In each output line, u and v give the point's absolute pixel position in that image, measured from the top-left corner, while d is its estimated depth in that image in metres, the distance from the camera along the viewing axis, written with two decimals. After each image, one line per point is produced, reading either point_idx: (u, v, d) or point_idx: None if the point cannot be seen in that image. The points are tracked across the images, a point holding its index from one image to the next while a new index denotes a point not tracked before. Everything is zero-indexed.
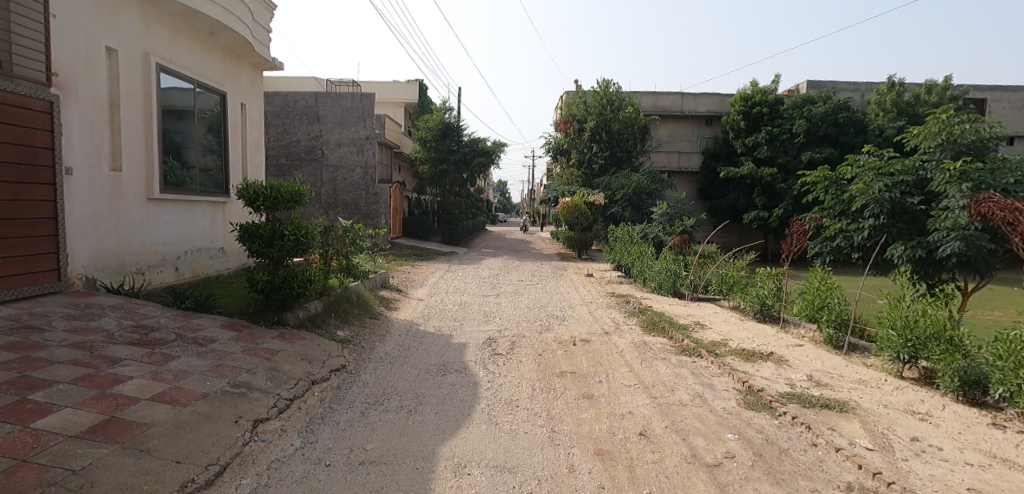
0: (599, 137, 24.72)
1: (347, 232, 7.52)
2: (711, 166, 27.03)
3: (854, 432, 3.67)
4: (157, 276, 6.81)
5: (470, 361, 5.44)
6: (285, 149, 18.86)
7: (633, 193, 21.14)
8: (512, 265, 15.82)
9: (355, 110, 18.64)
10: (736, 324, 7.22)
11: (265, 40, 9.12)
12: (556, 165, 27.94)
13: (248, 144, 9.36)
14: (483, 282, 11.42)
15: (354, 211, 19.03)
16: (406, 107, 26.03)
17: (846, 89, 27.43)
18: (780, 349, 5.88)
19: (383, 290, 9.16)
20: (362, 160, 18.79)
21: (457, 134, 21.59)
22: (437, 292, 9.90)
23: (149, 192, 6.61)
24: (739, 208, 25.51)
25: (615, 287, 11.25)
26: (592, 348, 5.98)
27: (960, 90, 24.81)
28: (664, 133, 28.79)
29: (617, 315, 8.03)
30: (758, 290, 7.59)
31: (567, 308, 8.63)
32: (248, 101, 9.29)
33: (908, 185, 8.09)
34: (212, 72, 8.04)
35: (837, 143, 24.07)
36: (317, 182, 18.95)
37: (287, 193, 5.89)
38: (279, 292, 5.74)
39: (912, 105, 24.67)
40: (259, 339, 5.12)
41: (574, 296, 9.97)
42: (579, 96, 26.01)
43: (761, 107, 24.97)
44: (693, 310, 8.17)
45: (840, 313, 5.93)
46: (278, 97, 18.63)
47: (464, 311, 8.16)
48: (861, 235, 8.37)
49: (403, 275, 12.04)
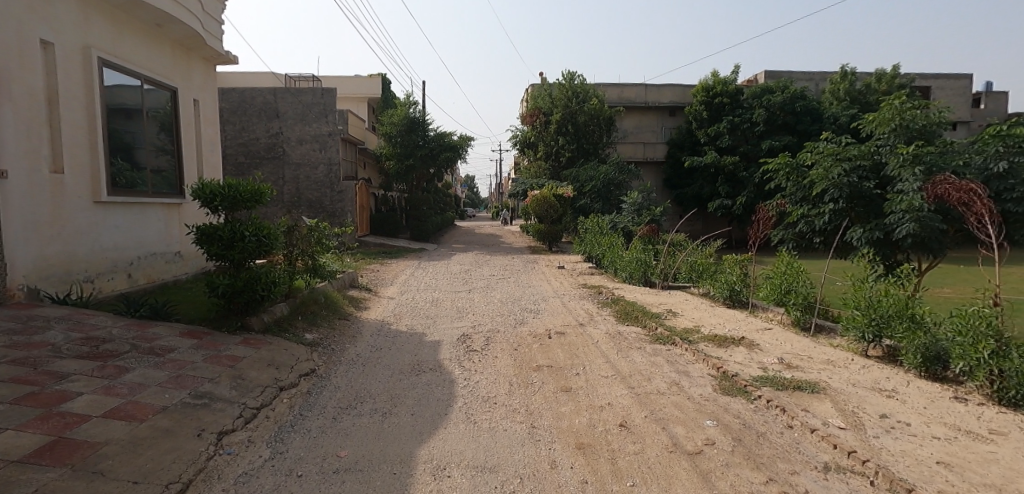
0: (566, 130, 24.81)
1: (312, 231, 7.26)
2: (676, 156, 27.57)
3: (826, 412, 3.76)
4: (108, 284, 6.39)
5: (445, 359, 5.33)
6: (244, 147, 18.11)
7: (602, 185, 21.37)
8: (483, 259, 15.72)
9: (317, 105, 18.05)
10: (706, 310, 7.34)
11: (217, 32, 8.65)
12: (524, 159, 27.90)
13: (204, 142, 8.90)
14: (455, 278, 11.28)
15: (319, 210, 18.49)
16: (369, 102, 25.43)
17: (802, 78, 28.43)
18: (750, 334, 6.02)
19: (352, 289, 8.92)
20: (326, 157, 18.24)
21: (423, 128, 21.24)
22: (408, 290, 9.71)
23: (95, 194, 6.17)
24: (703, 197, 26.15)
25: (587, 278, 11.31)
26: (567, 340, 5.96)
27: (906, 78, 26.07)
28: (629, 124, 29.15)
29: (591, 306, 8.06)
30: (727, 276, 7.76)
31: (541, 301, 8.61)
32: (202, 97, 8.81)
33: (864, 170, 8.42)
34: (161, 66, 7.57)
35: (795, 131, 24.93)
36: (279, 181, 18.31)
37: (247, 192, 5.60)
38: (241, 295, 5.46)
39: (863, 93, 25.75)
40: (222, 346, 4.86)
41: (546, 288, 9.97)
42: (545, 89, 26.03)
43: (722, 97, 25.62)
44: (664, 298, 8.28)
45: (806, 296, 6.12)
46: (234, 93, 17.83)
47: (436, 307, 8.02)
48: (822, 220, 8.68)
49: (372, 274, 11.76)
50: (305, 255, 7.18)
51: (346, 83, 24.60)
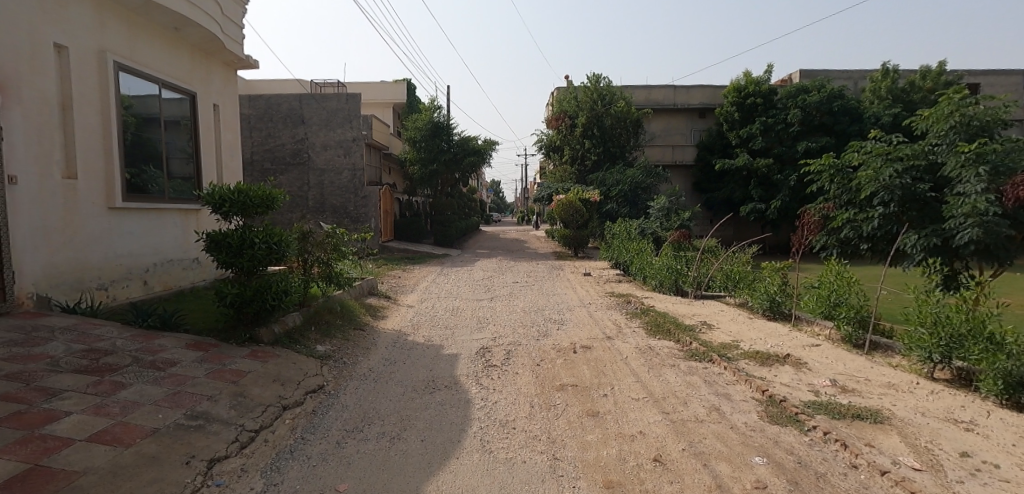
0: (591, 133, 24.34)
1: (329, 236, 7.02)
2: (706, 159, 26.69)
3: (895, 448, 3.23)
4: (122, 291, 6.30)
5: (461, 376, 4.97)
6: (270, 154, 18.29)
7: (628, 189, 20.81)
8: (506, 265, 15.36)
9: (341, 111, 18.13)
10: (746, 324, 6.77)
11: (236, 36, 8.60)
12: (549, 163, 27.50)
13: (224, 147, 8.86)
14: (477, 286, 10.93)
15: (343, 215, 18.49)
16: (394, 108, 25.52)
17: (840, 77, 27.22)
18: (796, 351, 5.47)
19: (371, 297, 8.69)
20: (350, 163, 18.27)
21: (446, 133, 21.11)
22: (429, 298, 9.42)
23: (110, 200, 6.09)
24: (735, 201, 25.21)
25: (614, 286, 10.82)
26: (593, 355, 5.53)
27: (954, 75, 24.63)
28: (657, 127, 28.43)
29: (619, 316, 7.59)
30: (766, 286, 7.17)
31: (565, 311, 8.17)
32: (222, 102, 8.78)
33: (918, 170, 7.73)
34: (180, 71, 7.52)
35: (832, 132, 23.81)
36: (304, 187, 18.43)
37: (257, 198, 5.40)
38: (250, 305, 5.24)
39: (907, 91, 24.43)
40: (228, 360, 4.62)
41: (571, 297, 9.53)
42: (570, 91, 25.65)
43: (754, 98, 24.70)
44: (698, 309, 7.75)
45: (859, 310, 5.54)
46: (261, 100, 18.06)
47: (456, 317, 7.69)
48: (871, 225, 7.99)
49: (393, 281, 11.53)
50: (322, 261, 6.92)
51: (371, 89, 24.75)
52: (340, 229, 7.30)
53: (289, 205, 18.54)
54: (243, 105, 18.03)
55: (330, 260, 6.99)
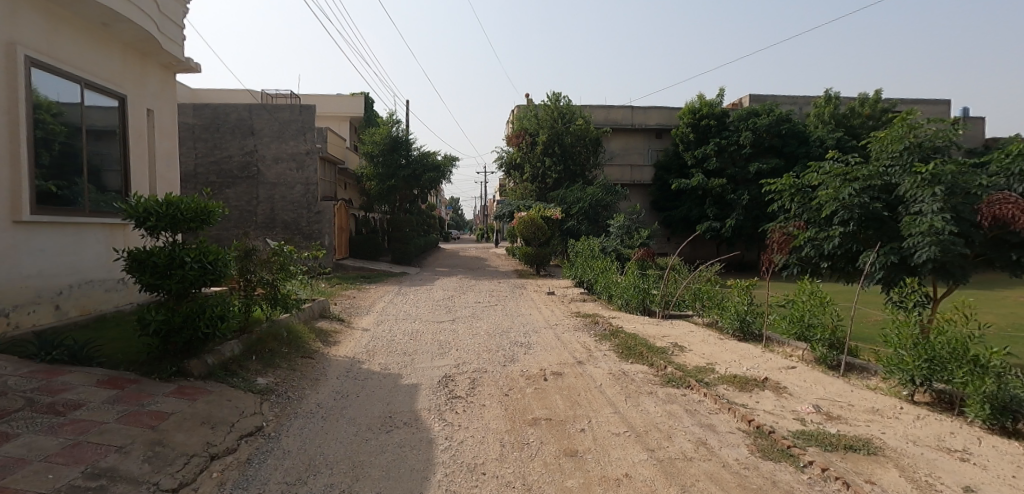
0: (552, 151, 24.45)
1: (276, 255, 6.37)
2: (663, 178, 27.36)
3: (896, 484, 3.01)
4: (29, 318, 5.30)
5: (423, 410, 4.47)
6: (215, 166, 17.15)
7: (589, 207, 20.91)
8: (468, 284, 14.88)
9: (295, 122, 17.29)
10: (717, 345, 6.63)
11: (176, 37, 7.90)
12: (510, 180, 27.38)
13: (158, 157, 8.03)
14: (437, 306, 10.39)
15: (294, 232, 17.50)
16: (351, 121, 24.76)
17: (785, 103, 28.76)
18: (773, 374, 5.40)
19: (322, 321, 8.01)
20: (303, 177, 17.39)
21: (406, 148, 20.59)
22: (385, 320, 8.82)
23: (14, 213, 5.12)
24: (691, 220, 25.90)
25: (579, 305, 10.58)
26: (566, 383, 5.16)
27: (886, 103, 26.52)
28: (616, 146, 28.95)
29: (588, 339, 7.29)
30: (736, 305, 7.17)
31: (532, 333, 7.79)
32: (157, 106, 7.98)
33: (875, 189, 7.95)
34: (108, 70, 6.72)
35: (781, 154, 24.99)
36: (253, 201, 17.35)
37: (190, 212, 4.75)
38: (178, 335, 4.56)
39: (847, 117, 26.10)
40: (147, 399, 3.91)
41: (537, 317, 9.18)
42: (531, 109, 25.78)
43: (708, 120, 25.64)
44: (668, 330, 7.59)
45: (833, 331, 5.61)
46: (207, 109, 16.96)
47: (415, 342, 7.15)
48: (832, 243, 8.21)
49: (347, 302, 10.81)
50: (266, 282, 6.25)
51: (327, 102, 23.94)
52: (289, 247, 6.66)
53: (235, 220, 17.38)
54: (186, 114, 16.88)
55: (276, 281, 6.33)
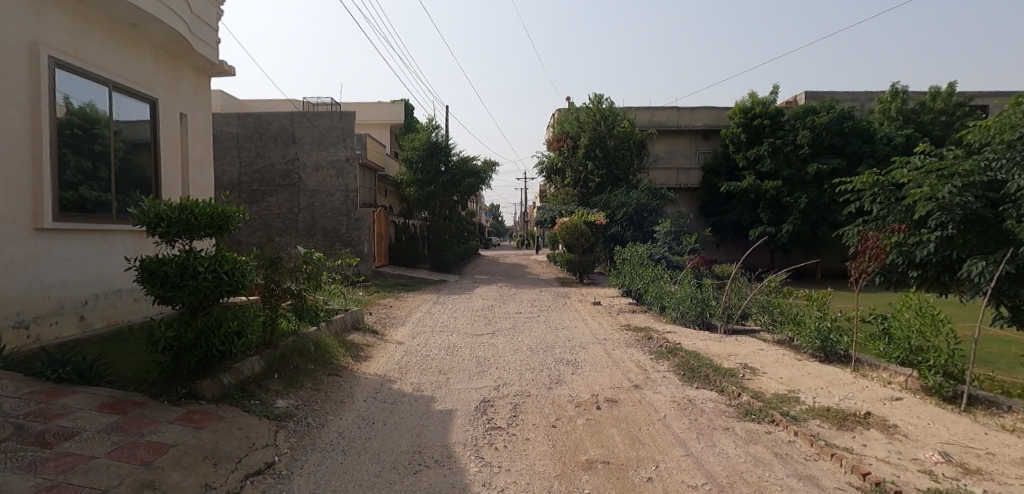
0: (593, 154, 23.63)
1: (305, 263, 5.94)
2: (712, 181, 25.94)
3: None
4: (52, 329, 5.10)
5: (457, 444, 3.85)
6: (259, 174, 17.40)
7: (633, 211, 19.97)
8: (507, 293, 14.27)
9: (334, 130, 17.33)
10: (796, 368, 5.69)
11: (209, 39, 7.78)
12: (550, 186, 26.70)
13: (192, 162, 7.91)
14: (475, 317, 9.80)
15: (334, 239, 17.49)
16: (391, 129, 24.83)
17: (847, 99, 26.73)
18: (876, 407, 4.43)
19: (354, 333, 7.59)
20: (343, 184, 17.38)
21: (444, 154, 20.32)
22: (421, 332, 8.29)
23: (36, 220, 4.91)
24: (744, 224, 24.39)
25: (628, 317, 9.75)
26: (622, 412, 4.42)
27: (965, 96, 24.13)
28: (661, 149, 27.73)
29: (642, 357, 6.50)
30: (815, 321, 6.21)
31: (578, 350, 7.03)
32: (190, 111, 7.86)
33: (980, 187, 6.77)
34: (137, 73, 6.57)
35: (843, 153, 23.16)
36: (294, 208, 17.47)
37: (205, 216, 4.37)
38: (191, 352, 4.16)
39: (918, 112, 23.99)
40: (149, 428, 3.49)
41: (583, 331, 8.43)
42: (571, 113, 25.11)
43: (761, 119, 24.08)
44: (734, 348, 6.68)
45: (951, 359, 4.53)
46: (251, 118, 17.25)
47: (451, 358, 6.55)
48: (925, 250, 7.04)
49: (382, 311, 10.40)
50: (293, 289, 5.83)
51: (368, 110, 24.10)
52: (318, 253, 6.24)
53: (277, 228, 17.55)
54: (232, 124, 17.24)
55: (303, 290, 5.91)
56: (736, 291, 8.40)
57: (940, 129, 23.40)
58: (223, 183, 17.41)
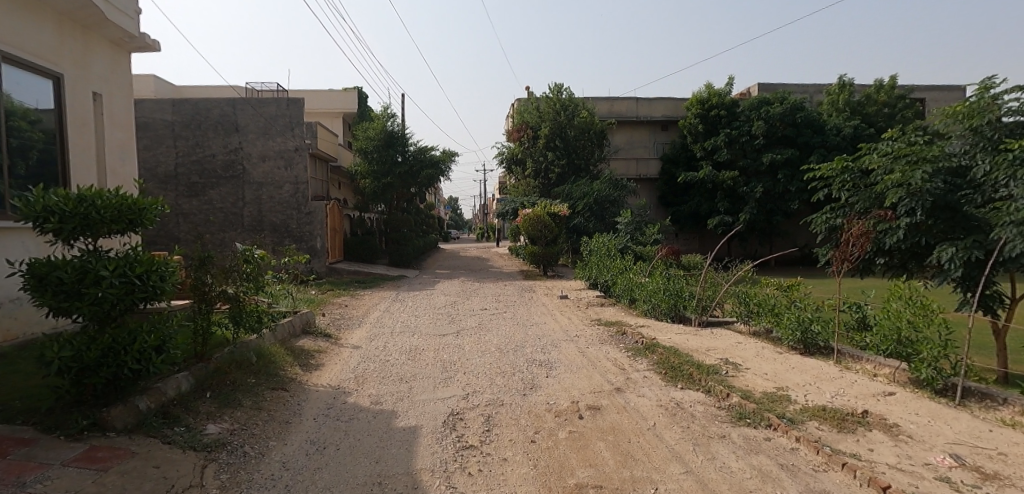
0: (555, 145, 23.28)
1: (245, 261, 5.18)
2: (671, 172, 26.19)
3: None
4: None
5: (423, 470, 3.28)
6: (197, 165, 15.94)
7: (596, 202, 19.79)
8: (470, 288, 13.69)
9: (281, 117, 16.12)
10: (780, 362, 5.50)
11: (124, 7, 6.69)
12: (511, 177, 26.22)
13: (111, 149, 6.83)
14: (438, 316, 9.19)
15: (284, 235, 16.35)
16: (343, 118, 23.57)
17: (797, 91, 27.64)
18: (867, 404, 4.26)
19: (304, 338, 6.85)
20: (292, 175, 16.23)
21: (402, 143, 19.41)
22: (379, 334, 7.62)
23: None
24: (702, 214, 24.79)
25: (597, 311, 9.44)
26: (608, 423, 3.99)
27: (902, 89, 25.47)
28: (621, 140, 27.74)
29: (618, 355, 6.14)
30: (797, 311, 6.06)
31: (550, 349, 6.60)
32: (107, 90, 6.76)
33: (947, 173, 6.85)
34: (39, 45, 5.49)
35: (795, 144, 23.88)
36: (238, 202, 16.17)
37: (111, 210, 3.49)
38: (96, 375, 3.34)
39: (862, 104, 25.07)
40: (32, 474, 2.63)
41: (553, 327, 8.01)
42: (532, 103, 24.65)
43: (718, 110, 24.45)
44: (711, 342, 6.46)
45: (945, 349, 4.40)
46: (187, 104, 15.74)
47: (414, 363, 5.95)
48: (895, 237, 7.05)
49: (336, 312, 9.61)
50: (231, 291, 5.03)
51: (318, 97, 22.74)
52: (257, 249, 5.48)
53: (219, 224, 16.18)
54: (165, 110, 15.67)
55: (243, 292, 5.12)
56: (712, 283, 8.14)
57: (881, 121, 24.63)
58: (156, 175, 15.84)
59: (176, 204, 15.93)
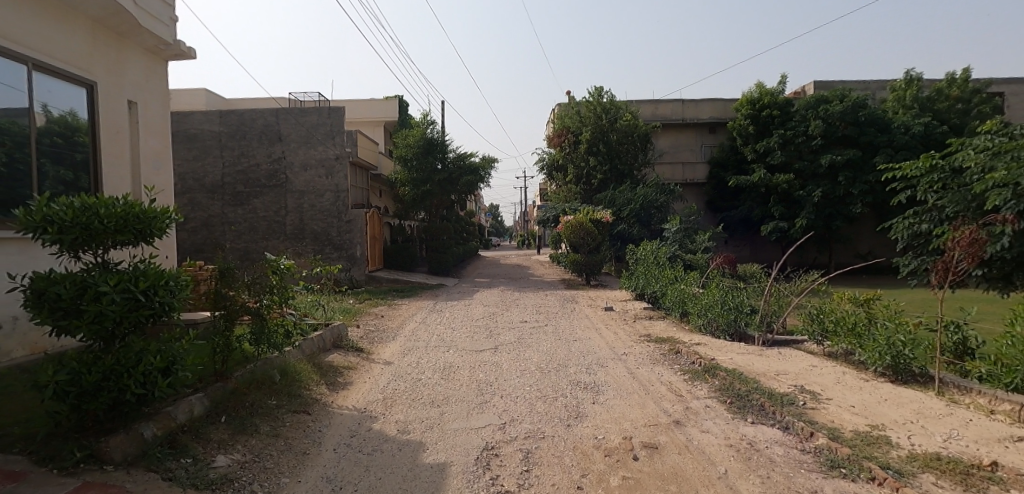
0: (596, 149, 22.60)
1: (271, 272, 4.90)
2: (719, 175, 24.89)
3: None
4: None
5: None
6: (243, 175, 16.34)
7: (640, 208, 18.95)
8: (510, 298, 13.22)
9: (323, 127, 16.32)
10: (866, 392, 4.70)
11: (157, 14, 6.71)
12: (551, 183, 25.68)
13: (146, 157, 6.86)
14: (475, 328, 8.75)
15: (324, 243, 16.47)
16: (385, 127, 23.79)
17: (858, 88, 25.76)
18: (993, 449, 3.45)
19: (335, 353, 6.56)
20: (333, 184, 16.36)
21: (441, 151, 19.29)
22: (413, 349, 7.24)
23: None
24: (753, 220, 23.38)
25: (646, 325, 8.74)
26: (668, 467, 3.37)
27: (981, 82, 23.21)
28: (665, 143, 26.68)
29: (674, 379, 5.47)
30: (884, 332, 5.21)
31: (595, 369, 6.01)
32: (141, 99, 6.81)
33: None
34: (74, 52, 5.52)
35: (858, 144, 22.16)
36: (281, 211, 16.43)
37: (116, 220, 3.26)
38: (96, 398, 3.11)
39: (934, 100, 23.03)
40: None
41: (598, 343, 7.39)
42: (572, 107, 24.08)
43: (770, 110, 23.06)
44: (780, 366, 5.69)
45: None
46: (234, 115, 16.20)
47: (447, 383, 5.51)
48: (998, 244, 6.04)
49: (371, 323, 9.34)
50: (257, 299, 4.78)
51: (360, 107, 23.06)
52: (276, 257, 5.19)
53: (263, 232, 16.48)
54: (214, 122, 16.18)
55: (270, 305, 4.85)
56: (778, 297, 7.26)
57: (957, 117, 22.49)
58: (205, 185, 16.33)
59: (223, 213, 16.35)
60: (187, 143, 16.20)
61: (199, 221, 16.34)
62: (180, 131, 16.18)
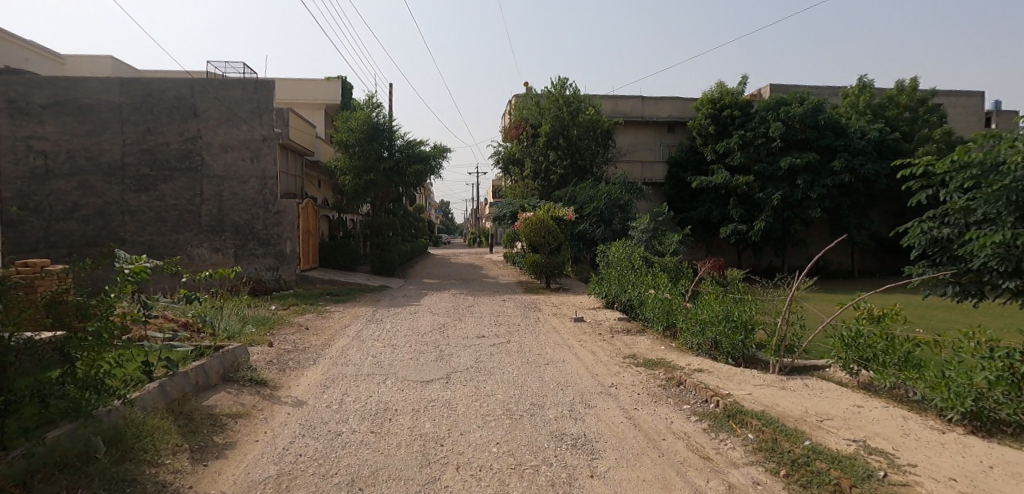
0: (556, 143, 21.29)
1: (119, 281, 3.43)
2: (678, 175, 24.29)
3: None
4: None
5: None
6: (148, 155, 13.67)
7: (605, 206, 17.77)
8: (464, 304, 11.55)
9: (248, 102, 13.97)
10: (954, 451, 3.47)
11: None
12: (507, 178, 24.17)
13: None
14: (421, 347, 7.03)
15: (247, 237, 14.14)
16: (325, 110, 21.37)
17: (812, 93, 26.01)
18: None
19: (218, 392, 4.71)
20: (259, 169, 14.05)
21: (387, 137, 17.34)
22: (337, 380, 5.47)
23: None
24: (713, 221, 22.93)
25: (628, 342, 7.40)
26: None
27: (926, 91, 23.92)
28: (625, 141, 25.82)
29: (694, 431, 4.06)
30: (954, 365, 4.06)
31: (582, 412, 4.52)
32: None
33: None
34: None
35: (815, 147, 22.15)
36: (195, 199, 13.90)
37: None
38: None
39: (883, 107, 23.50)
40: None
41: (577, 369, 5.94)
42: (531, 98, 22.64)
43: (731, 110, 22.62)
44: (817, 404, 4.45)
45: None
46: (137, 84, 13.54)
47: (381, 442, 3.83)
48: None
49: (290, 339, 7.40)
50: (74, 316, 2.95)
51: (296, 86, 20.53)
52: (90, 258, 3.23)
53: (172, 224, 13.85)
54: (112, 90, 13.44)
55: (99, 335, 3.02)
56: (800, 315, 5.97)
57: (905, 125, 23.02)
58: (99, 166, 13.50)
59: (122, 200, 13.63)
60: (75, 115, 13.34)
61: (91, 209, 13.52)
62: (67, 100, 13.31)
